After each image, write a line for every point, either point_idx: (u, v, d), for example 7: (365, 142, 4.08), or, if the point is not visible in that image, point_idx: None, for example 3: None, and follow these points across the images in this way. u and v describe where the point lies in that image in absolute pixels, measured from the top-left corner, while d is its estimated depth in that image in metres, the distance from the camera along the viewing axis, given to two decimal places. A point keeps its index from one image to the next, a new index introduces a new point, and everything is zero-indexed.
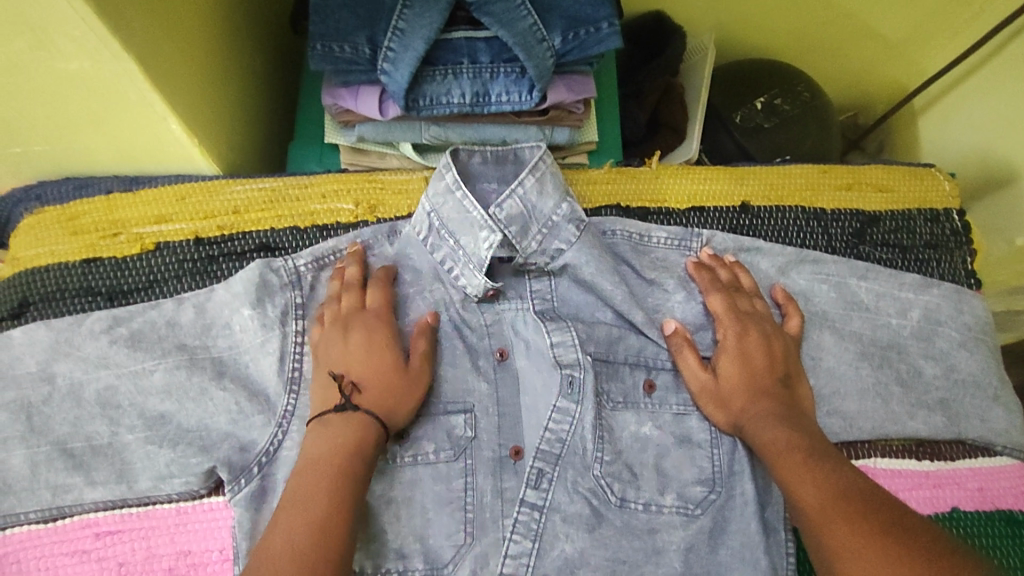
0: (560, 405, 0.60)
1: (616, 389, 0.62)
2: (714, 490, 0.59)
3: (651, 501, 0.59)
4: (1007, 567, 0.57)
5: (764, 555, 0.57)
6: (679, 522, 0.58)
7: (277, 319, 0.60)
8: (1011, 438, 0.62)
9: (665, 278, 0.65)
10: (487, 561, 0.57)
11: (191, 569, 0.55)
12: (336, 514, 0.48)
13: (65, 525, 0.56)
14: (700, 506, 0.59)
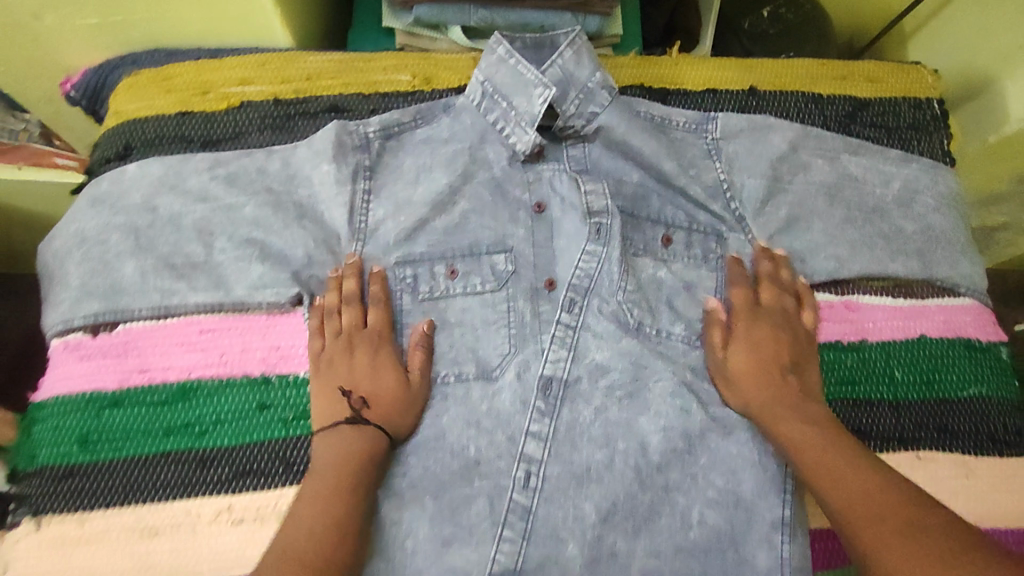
0: (589, 248, 0.69)
1: (638, 240, 0.71)
2: (715, 326, 0.69)
3: (664, 329, 0.68)
4: (959, 379, 0.68)
5: None
6: (685, 346, 0.68)
7: (350, 176, 0.68)
8: (973, 282, 0.72)
9: (689, 147, 0.73)
10: (529, 366, 0.66)
11: (280, 361, 0.64)
12: (332, 529, 0.54)
13: (171, 324, 0.65)
14: (702, 337, 0.69)
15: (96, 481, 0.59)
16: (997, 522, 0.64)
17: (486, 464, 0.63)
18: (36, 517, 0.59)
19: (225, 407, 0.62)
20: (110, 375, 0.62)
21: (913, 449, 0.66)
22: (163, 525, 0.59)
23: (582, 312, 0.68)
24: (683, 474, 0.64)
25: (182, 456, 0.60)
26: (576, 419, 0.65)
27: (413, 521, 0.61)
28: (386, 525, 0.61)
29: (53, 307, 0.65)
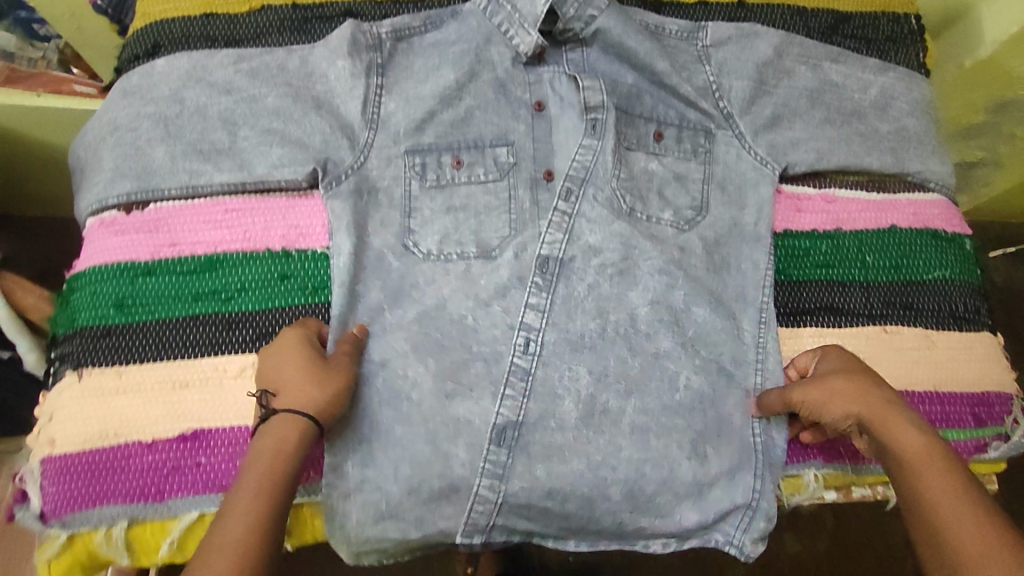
0: (585, 143, 0.74)
1: (632, 134, 0.76)
2: (701, 214, 0.74)
3: (653, 214, 0.74)
4: (924, 265, 0.74)
5: (746, 252, 0.73)
6: (672, 230, 0.73)
7: (364, 70, 0.72)
8: (942, 178, 0.77)
9: (684, 48, 0.77)
10: (526, 247, 0.72)
11: (299, 238, 0.70)
12: (258, 524, 0.51)
13: (198, 203, 0.70)
14: (689, 223, 0.74)
15: (131, 339, 0.65)
16: (959, 387, 0.69)
17: (484, 334, 0.70)
18: (76, 370, 0.64)
19: (249, 277, 0.67)
20: (143, 247, 0.67)
21: (881, 325, 0.71)
22: (194, 379, 0.64)
23: (578, 201, 0.73)
24: (672, 343, 0.70)
25: (210, 318, 0.66)
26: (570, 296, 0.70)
27: (418, 375, 0.68)
28: (394, 378, 0.68)
29: (89, 188, 0.70)
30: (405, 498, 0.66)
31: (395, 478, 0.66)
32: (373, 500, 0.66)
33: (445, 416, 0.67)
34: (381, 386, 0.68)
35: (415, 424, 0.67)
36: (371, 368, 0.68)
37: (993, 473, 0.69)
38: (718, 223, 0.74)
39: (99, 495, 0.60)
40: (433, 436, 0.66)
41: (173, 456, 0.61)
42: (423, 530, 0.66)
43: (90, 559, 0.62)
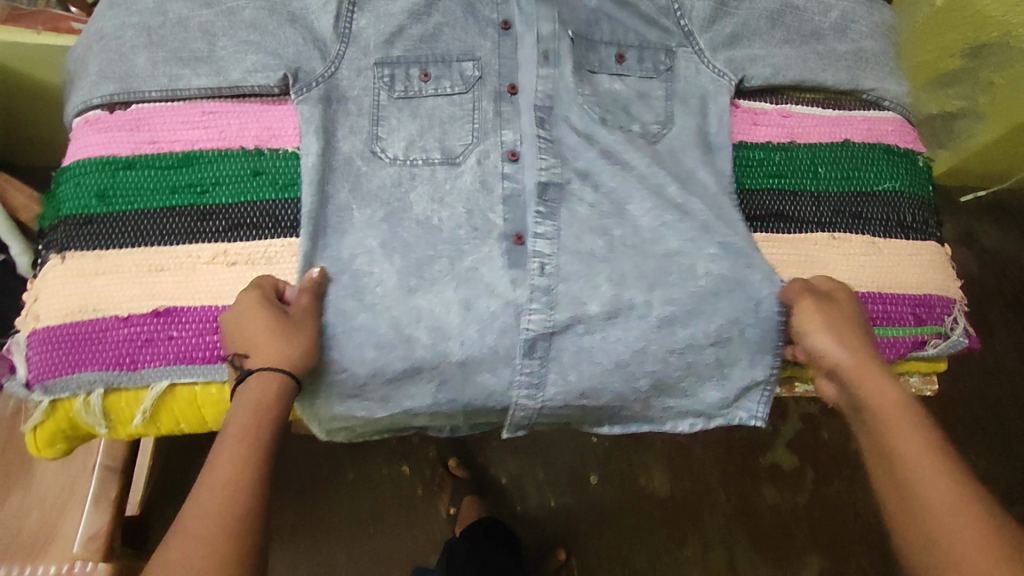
0: (543, 72, 0.75)
1: (594, 57, 0.77)
2: (666, 127, 0.76)
3: (615, 125, 0.76)
4: (874, 177, 0.77)
5: (704, 167, 0.75)
6: (635, 139, 0.75)
7: None
8: (896, 96, 0.80)
9: None
10: (489, 154, 0.74)
11: (272, 139, 0.73)
12: (240, 484, 0.54)
13: (178, 106, 0.73)
14: (658, 137, 0.76)
15: (112, 226, 0.69)
16: (901, 289, 0.73)
17: (450, 233, 0.72)
18: (59, 254, 0.68)
19: (223, 172, 0.71)
20: (124, 144, 0.71)
21: (830, 231, 0.75)
22: (169, 263, 0.68)
23: (552, 129, 0.75)
24: (631, 244, 0.72)
25: (185, 210, 0.70)
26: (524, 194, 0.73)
27: (384, 272, 0.71)
28: (360, 274, 0.70)
29: (75, 90, 0.74)
30: (370, 379, 0.69)
31: (360, 360, 0.69)
32: (339, 380, 0.69)
33: (406, 305, 0.70)
34: (346, 281, 0.70)
35: (378, 312, 0.70)
36: (340, 264, 0.71)
37: (932, 371, 0.73)
38: (683, 134, 0.76)
39: (77, 364, 0.64)
40: (396, 322, 0.69)
41: (146, 329, 0.65)
42: (388, 409, 0.71)
43: (71, 428, 0.67)
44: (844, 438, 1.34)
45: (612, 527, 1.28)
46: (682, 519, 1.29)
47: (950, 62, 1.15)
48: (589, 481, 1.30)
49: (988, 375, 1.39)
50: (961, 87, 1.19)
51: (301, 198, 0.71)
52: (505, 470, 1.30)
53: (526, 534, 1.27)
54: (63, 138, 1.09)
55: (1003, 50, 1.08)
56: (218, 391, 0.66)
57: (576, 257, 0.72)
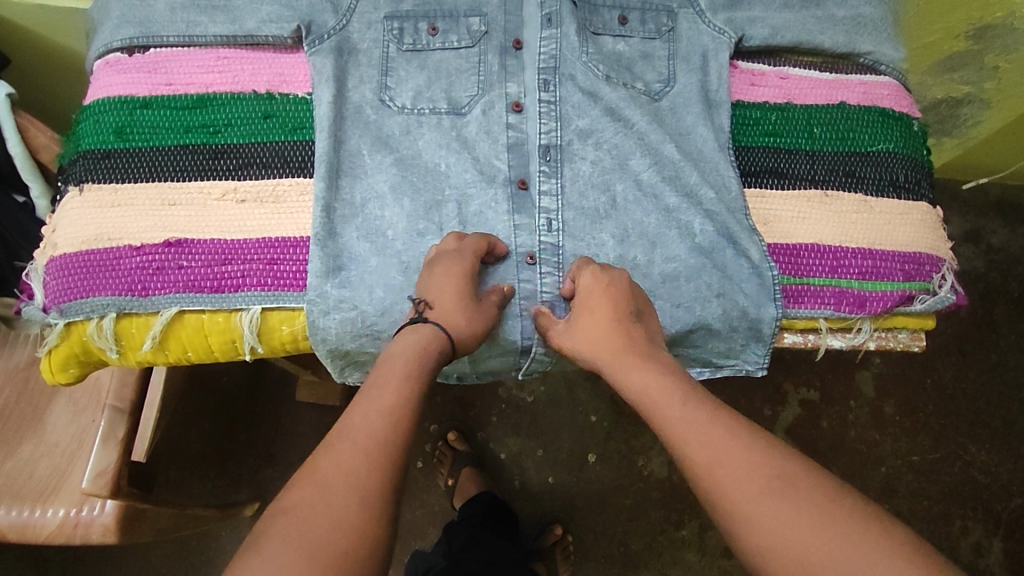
0: (545, 36, 0.76)
1: (596, 21, 0.78)
2: (670, 85, 0.78)
3: (624, 83, 0.77)
4: (871, 139, 0.78)
5: (704, 122, 0.76)
6: (644, 99, 0.77)
7: None
8: (892, 60, 0.81)
9: None
10: (493, 106, 0.75)
11: (283, 85, 0.76)
12: (398, 416, 0.54)
13: (194, 51, 0.76)
14: (661, 94, 0.77)
15: (128, 161, 0.72)
16: (892, 246, 0.75)
17: (455, 178, 0.73)
18: (77, 186, 0.71)
19: (236, 114, 0.74)
20: (142, 85, 0.74)
21: (824, 189, 0.76)
22: (181, 198, 0.71)
23: (556, 89, 0.76)
24: (631, 199, 0.74)
25: (199, 148, 0.73)
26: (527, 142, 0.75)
27: (394, 215, 0.71)
28: (372, 218, 0.71)
29: (97, 34, 0.77)
30: (379, 318, 0.68)
31: (370, 299, 0.68)
32: (351, 318, 0.68)
33: (416, 249, 0.71)
34: (359, 223, 0.71)
35: (390, 254, 0.70)
36: (352, 207, 0.71)
37: (920, 328, 0.76)
38: (686, 91, 0.77)
39: (91, 289, 0.67)
40: (404, 266, 0.70)
41: (158, 259, 0.68)
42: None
43: (83, 354, 0.69)
44: (843, 426, 1.35)
45: (609, 507, 1.29)
46: (677, 502, 1.29)
47: (954, 44, 1.04)
48: (587, 461, 1.31)
49: (989, 369, 1.39)
50: (967, 72, 1.10)
51: (310, 140, 0.74)
52: (505, 447, 1.32)
53: (525, 511, 1.29)
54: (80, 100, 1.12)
55: (1007, 31, 1.00)
56: (224, 321, 0.69)
57: (576, 212, 0.73)
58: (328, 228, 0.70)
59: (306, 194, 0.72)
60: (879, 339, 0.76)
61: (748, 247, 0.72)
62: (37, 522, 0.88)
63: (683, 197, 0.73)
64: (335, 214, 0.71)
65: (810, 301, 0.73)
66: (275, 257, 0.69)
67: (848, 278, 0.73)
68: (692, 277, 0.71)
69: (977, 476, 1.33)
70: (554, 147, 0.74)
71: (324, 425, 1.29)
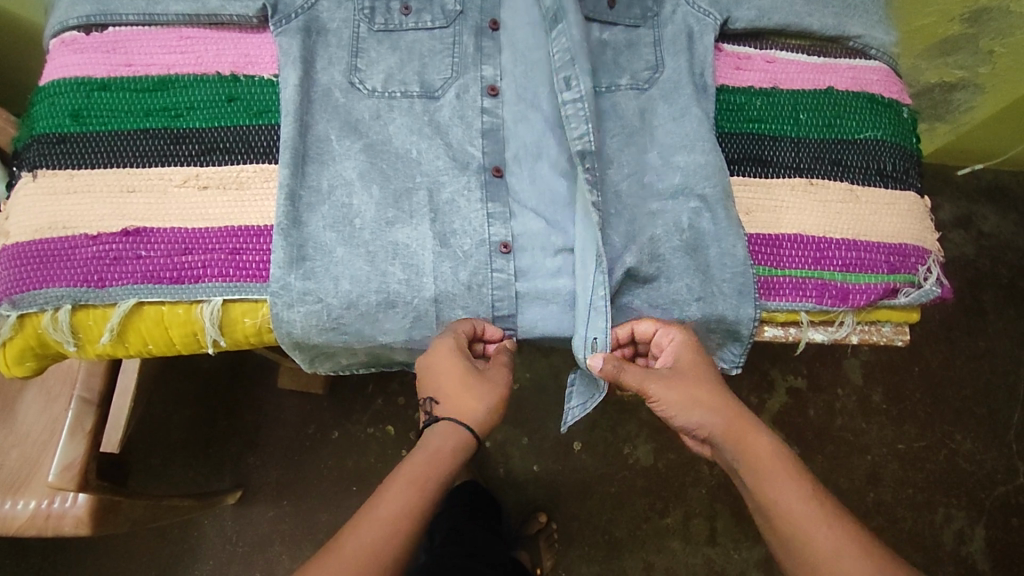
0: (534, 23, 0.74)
1: (588, 4, 0.74)
2: (658, 71, 0.74)
3: (611, 85, 0.74)
4: (859, 126, 0.76)
5: (695, 104, 0.72)
6: (633, 92, 0.74)
7: None
8: (883, 44, 0.78)
9: None
10: (468, 89, 0.72)
11: (249, 67, 0.72)
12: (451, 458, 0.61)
13: (155, 32, 0.72)
14: (649, 82, 0.74)
15: (84, 145, 0.69)
16: (876, 237, 0.73)
17: (427, 165, 0.70)
18: (31, 171, 0.68)
19: (199, 97, 0.71)
20: (99, 65, 0.71)
21: (809, 177, 0.74)
22: (140, 184, 0.68)
23: (529, 76, 0.74)
24: (613, 191, 0.72)
25: (160, 132, 0.70)
26: (502, 128, 0.73)
27: (362, 204, 0.68)
28: (339, 206, 0.68)
29: (52, 12, 0.73)
30: (345, 311, 0.66)
31: (336, 291, 0.66)
32: (315, 310, 0.66)
33: (387, 239, 0.68)
34: (326, 212, 0.68)
35: (358, 245, 0.67)
36: (318, 194, 0.68)
37: (904, 321, 0.74)
38: (674, 75, 0.74)
39: (45, 280, 0.64)
40: (371, 256, 0.67)
41: (115, 248, 0.66)
42: (365, 341, 0.68)
43: (40, 346, 0.67)
44: (829, 415, 1.34)
45: (594, 496, 1.28)
46: (662, 490, 1.28)
47: (947, 27, 1.01)
48: (572, 449, 1.30)
49: (977, 357, 1.38)
50: (962, 55, 1.07)
51: (276, 124, 0.70)
52: (491, 436, 1.30)
53: (510, 500, 1.28)
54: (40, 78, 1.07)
55: (1003, 14, 0.97)
56: (184, 313, 0.66)
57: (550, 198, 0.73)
58: (292, 218, 0.67)
59: (270, 181, 0.69)
60: (861, 333, 0.74)
61: (734, 243, 0.69)
62: (8, 514, 0.86)
63: (667, 197, 0.71)
64: (300, 202, 0.68)
65: (791, 294, 0.71)
66: (237, 246, 0.66)
67: (831, 270, 0.71)
68: (672, 278, 0.69)
69: (962, 464, 1.32)
70: (589, 154, 0.69)
71: (306, 413, 1.27)
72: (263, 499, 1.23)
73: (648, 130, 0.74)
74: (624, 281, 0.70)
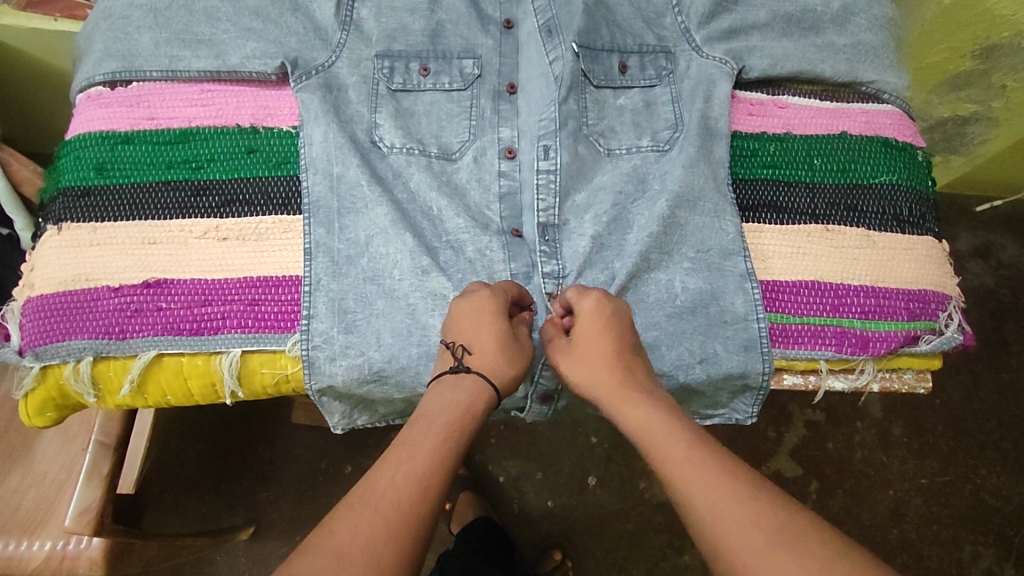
0: (554, 72, 0.74)
1: (598, 70, 0.75)
2: (678, 131, 0.74)
3: (630, 146, 0.74)
4: (877, 173, 0.76)
5: (702, 158, 0.72)
6: (653, 156, 0.73)
7: None
8: (896, 87, 0.78)
9: None
10: (486, 153, 0.73)
11: (267, 119, 0.74)
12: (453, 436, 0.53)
13: (177, 86, 0.74)
14: (669, 143, 0.74)
15: (107, 199, 0.70)
16: (895, 284, 0.72)
17: (448, 224, 0.70)
18: (55, 225, 0.70)
19: (218, 149, 0.73)
20: (123, 119, 0.73)
21: (824, 224, 0.74)
22: (161, 237, 0.69)
23: (544, 133, 0.72)
24: (643, 241, 0.69)
25: (181, 184, 0.71)
26: (520, 191, 0.73)
27: (399, 253, 0.68)
28: (376, 258, 0.68)
29: (80, 67, 0.75)
30: (387, 364, 0.66)
31: (378, 345, 0.66)
32: (357, 364, 0.65)
33: (425, 289, 0.67)
34: (364, 265, 0.68)
35: (397, 298, 0.67)
36: (357, 247, 0.68)
37: (925, 368, 0.73)
38: (692, 130, 0.73)
39: (66, 332, 0.65)
40: (413, 309, 0.67)
41: (136, 300, 0.67)
42: (406, 393, 0.67)
43: (60, 397, 0.67)
44: (849, 448, 1.31)
45: (610, 533, 1.25)
46: (679, 527, 1.26)
47: (959, 64, 1.01)
48: (587, 485, 1.27)
49: (1000, 389, 1.36)
50: (975, 91, 1.06)
51: (294, 175, 0.72)
52: (504, 470, 1.29)
53: (524, 537, 1.25)
54: (62, 109, 1.11)
55: (1017, 50, 0.95)
56: (203, 364, 0.66)
57: (589, 242, 0.70)
58: (332, 272, 0.67)
59: (289, 232, 0.70)
60: (882, 381, 0.73)
61: (733, 297, 0.69)
62: (22, 556, 0.83)
63: (691, 255, 0.70)
64: (341, 256, 0.68)
65: (809, 342, 0.70)
66: (256, 297, 0.67)
67: (849, 317, 0.71)
68: (709, 338, 0.68)
69: (988, 500, 1.29)
70: (551, 228, 0.71)
71: (320, 448, 1.27)
72: (276, 536, 1.22)
73: (662, 182, 0.72)
74: (674, 331, 0.68)
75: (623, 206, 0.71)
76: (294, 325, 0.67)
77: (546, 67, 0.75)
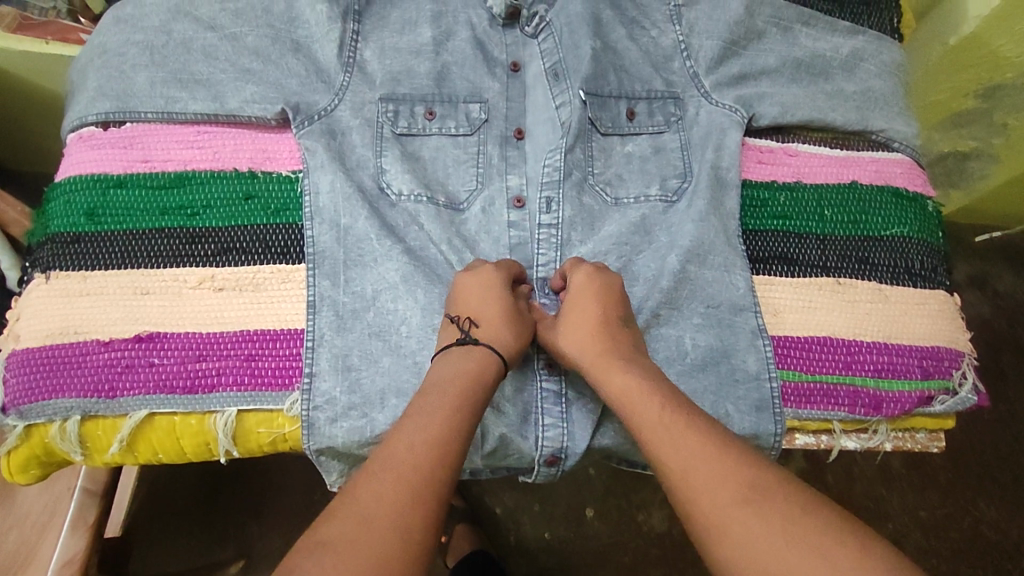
0: (563, 118, 0.73)
1: (606, 117, 0.73)
2: (687, 181, 0.73)
3: (639, 195, 0.72)
4: (889, 225, 0.75)
5: (711, 210, 0.70)
6: (662, 206, 0.72)
7: (341, 15, 0.72)
8: (907, 137, 0.78)
9: (660, 35, 0.77)
10: (494, 202, 0.71)
11: (266, 162, 0.72)
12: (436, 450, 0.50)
13: (173, 128, 0.72)
14: (677, 193, 0.72)
15: (99, 246, 0.68)
16: (908, 340, 0.71)
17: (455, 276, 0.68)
18: (43, 274, 0.67)
19: (215, 195, 0.70)
20: (117, 162, 0.70)
21: (836, 276, 0.72)
22: (154, 287, 0.67)
23: (554, 181, 0.71)
24: (651, 297, 0.68)
25: (176, 231, 0.69)
26: (528, 241, 0.71)
27: (407, 309, 0.66)
28: (384, 312, 0.66)
29: (72, 105, 0.72)
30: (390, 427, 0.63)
31: (383, 407, 0.63)
32: (358, 426, 0.63)
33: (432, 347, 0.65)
34: (371, 319, 0.66)
35: (403, 354, 0.65)
36: (363, 300, 0.66)
37: (938, 428, 0.71)
38: (701, 179, 0.72)
39: (53, 390, 0.63)
40: (419, 369, 0.64)
41: (127, 355, 0.64)
42: None
43: (46, 455, 0.64)
44: (849, 481, 1.30)
45: (609, 569, 1.22)
46: (678, 561, 1.23)
47: (962, 103, 1.01)
48: (584, 516, 1.25)
49: (997, 420, 1.35)
50: (975, 129, 1.05)
51: (293, 224, 0.70)
52: (500, 502, 1.26)
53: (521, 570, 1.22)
54: (49, 131, 1.07)
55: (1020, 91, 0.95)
56: (197, 423, 0.64)
57: None
58: (337, 327, 0.65)
59: (288, 282, 0.68)
60: (896, 441, 0.71)
61: (745, 355, 0.68)
62: None
63: (703, 310, 0.68)
64: (346, 310, 0.66)
65: (822, 402, 0.68)
66: (253, 352, 0.65)
67: (862, 375, 0.69)
68: (723, 398, 0.66)
69: (988, 533, 1.27)
70: None
71: (314, 480, 1.23)
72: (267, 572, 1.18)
73: (671, 236, 0.71)
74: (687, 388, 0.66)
75: (632, 258, 0.70)
76: (293, 382, 0.64)
77: (553, 112, 0.73)
